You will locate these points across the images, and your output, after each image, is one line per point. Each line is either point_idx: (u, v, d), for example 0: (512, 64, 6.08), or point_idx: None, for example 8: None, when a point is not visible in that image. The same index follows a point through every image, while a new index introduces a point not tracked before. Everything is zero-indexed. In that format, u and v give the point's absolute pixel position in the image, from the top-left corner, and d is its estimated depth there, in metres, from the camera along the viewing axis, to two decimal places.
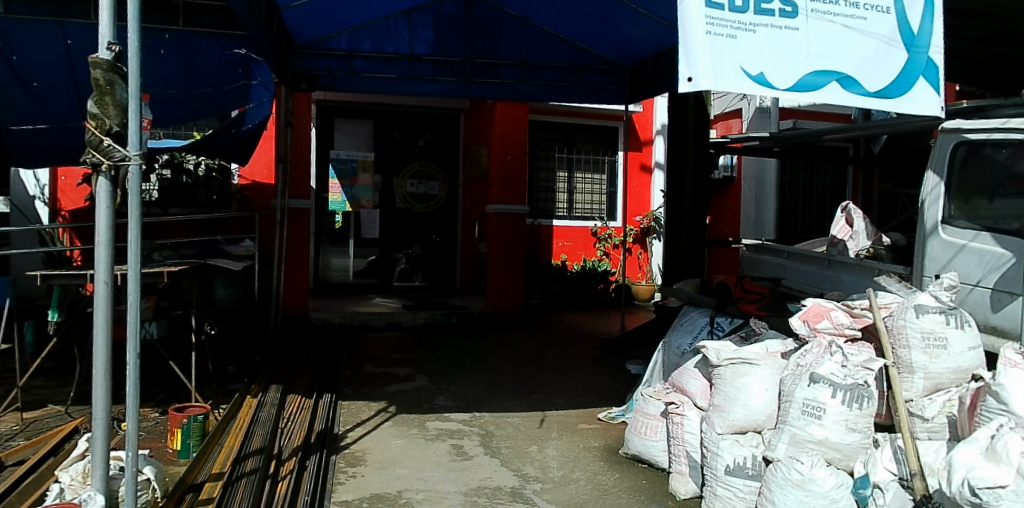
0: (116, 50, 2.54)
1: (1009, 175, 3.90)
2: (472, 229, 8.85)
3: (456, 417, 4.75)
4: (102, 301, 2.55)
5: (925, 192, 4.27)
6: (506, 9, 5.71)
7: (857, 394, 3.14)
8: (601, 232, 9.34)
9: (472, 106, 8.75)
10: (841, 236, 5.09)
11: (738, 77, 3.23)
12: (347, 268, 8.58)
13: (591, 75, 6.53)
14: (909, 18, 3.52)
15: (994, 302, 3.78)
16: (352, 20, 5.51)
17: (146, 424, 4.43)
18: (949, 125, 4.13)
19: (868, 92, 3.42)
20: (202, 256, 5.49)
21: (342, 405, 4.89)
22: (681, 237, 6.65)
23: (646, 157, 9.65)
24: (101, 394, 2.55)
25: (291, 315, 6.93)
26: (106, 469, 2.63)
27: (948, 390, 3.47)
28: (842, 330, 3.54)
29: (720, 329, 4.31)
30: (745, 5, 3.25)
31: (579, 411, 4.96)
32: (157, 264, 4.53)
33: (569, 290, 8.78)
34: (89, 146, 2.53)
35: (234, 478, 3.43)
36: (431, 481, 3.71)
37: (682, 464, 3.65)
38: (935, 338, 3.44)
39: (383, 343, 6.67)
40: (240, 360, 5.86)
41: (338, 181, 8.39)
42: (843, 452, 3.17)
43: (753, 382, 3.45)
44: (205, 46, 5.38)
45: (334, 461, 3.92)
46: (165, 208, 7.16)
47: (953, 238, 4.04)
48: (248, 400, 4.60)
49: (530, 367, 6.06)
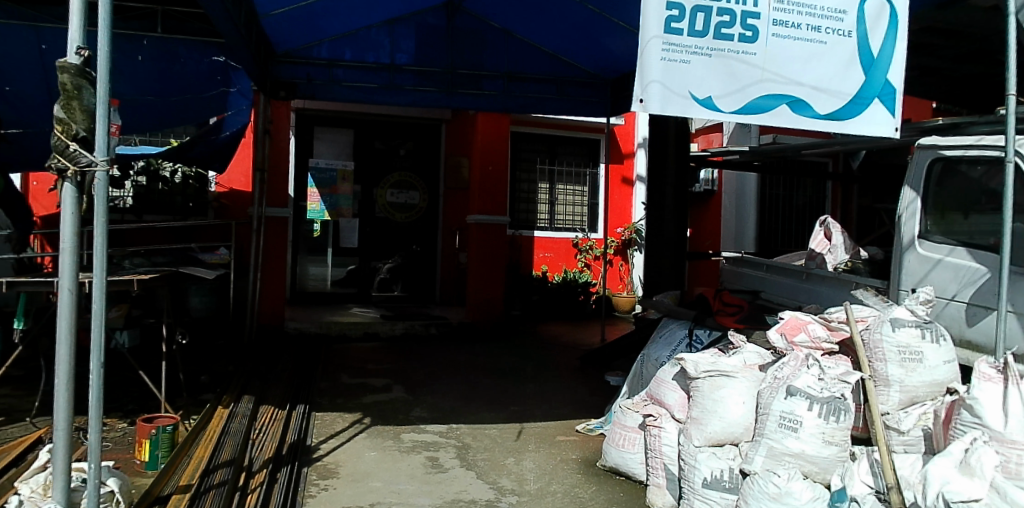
0: (85, 55, 2.51)
1: (984, 192, 3.97)
2: (452, 239, 8.79)
3: (432, 429, 4.70)
4: (66, 309, 2.50)
5: (902, 207, 4.32)
6: (489, 21, 5.74)
7: (833, 407, 3.16)
8: (581, 243, 9.30)
9: (454, 117, 8.75)
10: (820, 250, 5.15)
11: (686, 101, 3.30)
12: (325, 277, 8.51)
13: (574, 88, 6.56)
14: (871, 40, 3.53)
15: (970, 317, 3.81)
16: (333, 29, 5.50)
17: (113, 434, 4.35)
18: (926, 141, 4.21)
19: (819, 115, 3.48)
20: (175, 263, 5.44)
21: (315, 416, 4.83)
22: (662, 250, 6.65)
23: (627, 170, 9.70)
24: (63, 405, 2.50)
25: (266, 324, 6.86)
26: (68, 481, 2.56)
27: (923, 404, 3.49)
28: (819, 344, 3.59)
29: (698, 342, 4.39)
30: (705, 30, 3.30)
31: (557, 423, 4.92)
32: (127, 272, 4.55)
33: (549, 301, 8.77)
34: (55, 152, 2.48)
35: (202, 490, 3.37)
36: (404, 494, 3.66)
37: (659, 477, 3.65)
38: (910, 352, 3.46)
39: (360, 353, 6.59)
40: (213, 370, 5.77)
41: (317, 190, 8.35)
42: (819, 466, 3.17)
43: (730, 394, 3.46)
44: (183, 53, 5.30)
45: (305, 473, 3.87)
46: (139, 216, 7.11)
47: (929, 253, 4.08)
48: (219, 410, 4.51)
49: (508, 377, 6.02)
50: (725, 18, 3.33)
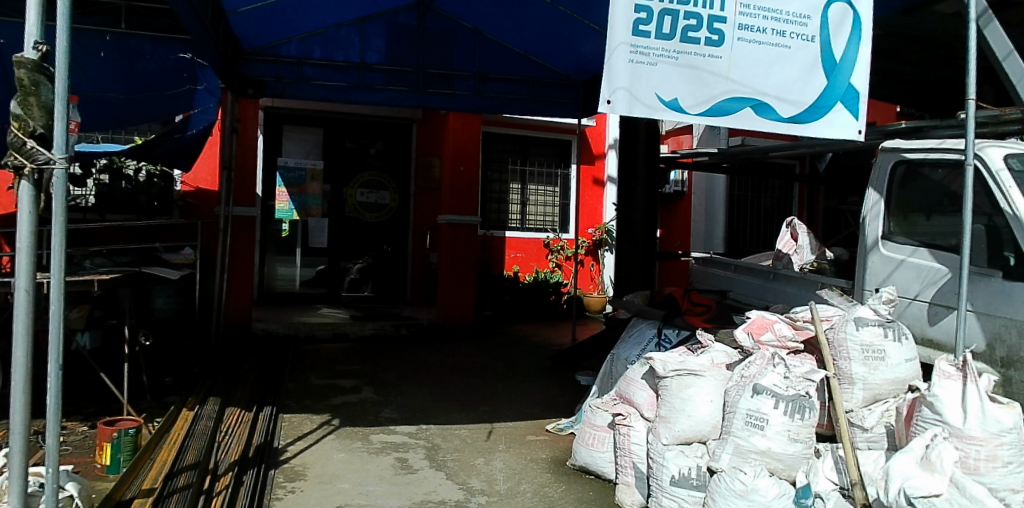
0: (43, 50, 2.46)
1: (946, 194, 4.03)
2: (423, 239, 8.75)
3: (401, 430, 4.68)
4: (22, 309, 2.43)
5: (867, 209, 4.43)
6: (460, 22, 5.73)
7: (799, 405, 3.21)
8: (552, 244, 9.40)
9: (425, 117, 8.70)
10: (787, 250, 5.23)
11: (653, 103, 3.33)
12: (293, 278, 8.42)
13: (545, 88, 6.59)
14: (834, 45, 3.59)
15: (931, 316, 3.87)
16: (302, 27, 5.45)
17: (74, 438, 4.25)
18: (889, 144, 4.34)
19: (782, 118, 3.53)
20: (138, 263, 5.35)
21: (283, 418, 4.78)
22: (632, 251, 6.69)
23: (598, 171, 9.76)
24: (19, 408, 2.43)
25: (233, 325, 6.77)
26: (24, 486, 2.49)
27: (886, 401, 3.55)
28: (785, 343, 3.66)
29: (667, 341, 4.46)
30: (672, 33, 3.34)
31: (527, 423, 4.93)
32: (87, 272, 4.48)
33: (521, 301, 8.78)
34: (11, 149, 2.41)
35: (166, 493, 3.31)
36: (373, 495, 3.64)
37: (628, 475, 3.67)
38: (873, 350, 3.53)
39: (329, 354, 6.53)
40: (178, 371, 5.67)
41: (286, 189, 8.27)
42: (785, 462, 3.22)
43: (698, 393, 3.50)
44: (148, 50, 5.21)
45: (272, 476, 3.83)
46: (102, 214, 6.95)
47: (892, 253, 4.17)
48: (184, 413, 4.44)
49: (478, 378, 6.01)
50: (692, 22, 3.37)
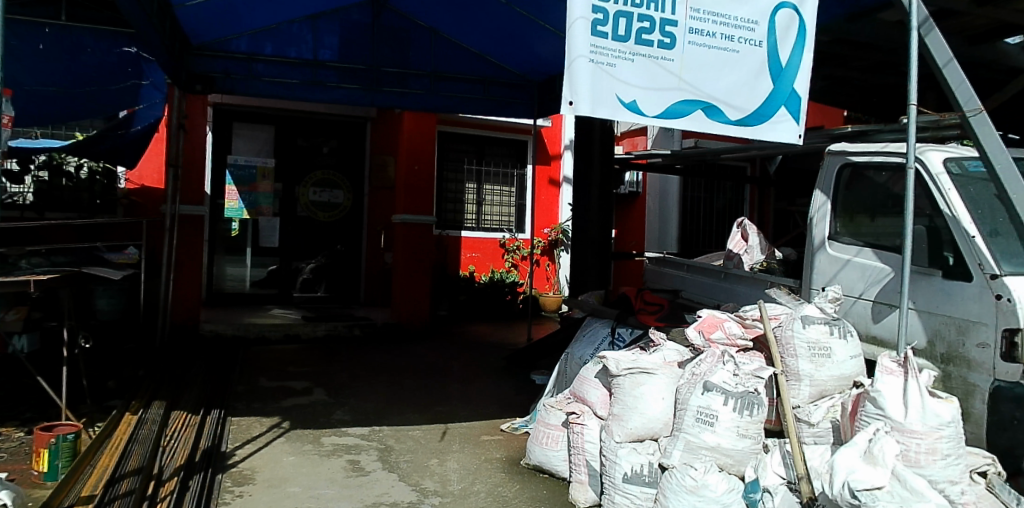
0: None
1: (889, 196, 4.18)
2: (377, 239, 8.66)
3: (354, 431, 4.63)
4: None
5: (814, 210, 4.55)
6: (415, 19, 5.69)
7: (747, 401, 3.28)
8: (508, 244, 9.32)
9: (379, 115, 8.58)
10: (737, 250, 5.34)
11: (613, 104, 3.36)
12: (243, 278, 8.27)
13: (501, 89, 6.60)
14: (780, 51, 3.69)
15: (875, 314, 3.99)
16: (253, 23, 5.35)
17: (9, 444, 4.09)
18: (835, 147, 4.47)
19: (731, 121, 3.62)
20: (78, 263, 5.17)
21: (231, 421, 4.68)
22: (587, 250, 6.75)
23: (554, 171, 9.82)
24: None
25: (180, 326, 6.61)
26: None
27: (832, 397, 3.66)
28: (734, 340, 3.73)
29: (621, 340, 4.50)
30: (627, 35, 3.38)
31: (481, 423, 4.93)
32: (21, 272, 4.34)
33: (476, 301, 8.81)
34: None
35: (107, 500, 3.21)
36: (323, 498, 3.60)
37: (582, 473, 3.70)
38: (819, 347, 3.63)
39: (280, 356, 6.43)
40: (122, 374, 5.51)
41: (235, 188, 8.12)
42: (734, 458, 3.27)
43: (650, 391, 3.56)
44: (90, 43, 5.08)
45: (219, 480, 3.74)
46: (41, 213, 6.65)
47: (838, 253, 4.29)
48: (128, 417, 4.32)
49: (432, 378, 5.98)
50: (646, 24, 3.41)
